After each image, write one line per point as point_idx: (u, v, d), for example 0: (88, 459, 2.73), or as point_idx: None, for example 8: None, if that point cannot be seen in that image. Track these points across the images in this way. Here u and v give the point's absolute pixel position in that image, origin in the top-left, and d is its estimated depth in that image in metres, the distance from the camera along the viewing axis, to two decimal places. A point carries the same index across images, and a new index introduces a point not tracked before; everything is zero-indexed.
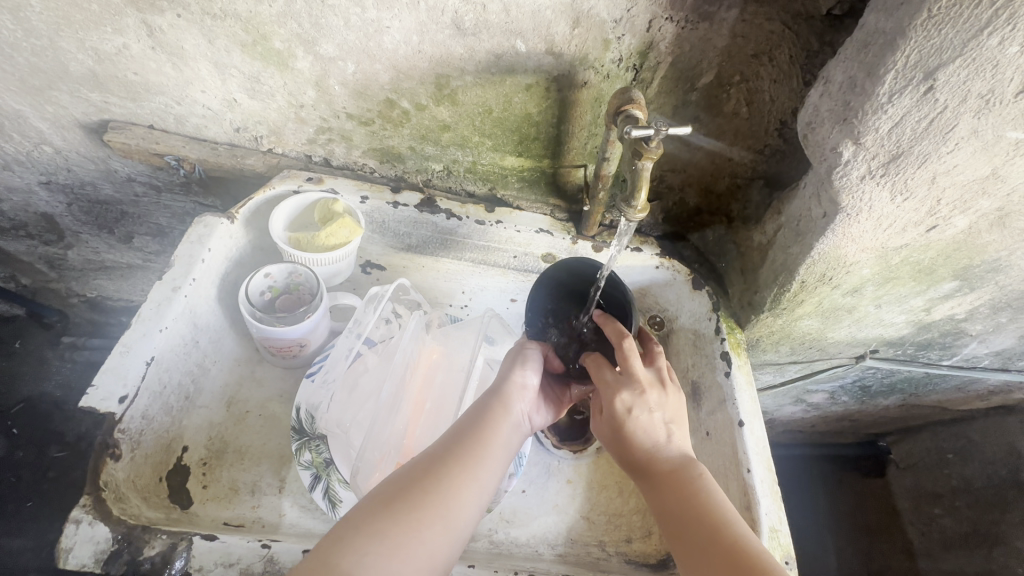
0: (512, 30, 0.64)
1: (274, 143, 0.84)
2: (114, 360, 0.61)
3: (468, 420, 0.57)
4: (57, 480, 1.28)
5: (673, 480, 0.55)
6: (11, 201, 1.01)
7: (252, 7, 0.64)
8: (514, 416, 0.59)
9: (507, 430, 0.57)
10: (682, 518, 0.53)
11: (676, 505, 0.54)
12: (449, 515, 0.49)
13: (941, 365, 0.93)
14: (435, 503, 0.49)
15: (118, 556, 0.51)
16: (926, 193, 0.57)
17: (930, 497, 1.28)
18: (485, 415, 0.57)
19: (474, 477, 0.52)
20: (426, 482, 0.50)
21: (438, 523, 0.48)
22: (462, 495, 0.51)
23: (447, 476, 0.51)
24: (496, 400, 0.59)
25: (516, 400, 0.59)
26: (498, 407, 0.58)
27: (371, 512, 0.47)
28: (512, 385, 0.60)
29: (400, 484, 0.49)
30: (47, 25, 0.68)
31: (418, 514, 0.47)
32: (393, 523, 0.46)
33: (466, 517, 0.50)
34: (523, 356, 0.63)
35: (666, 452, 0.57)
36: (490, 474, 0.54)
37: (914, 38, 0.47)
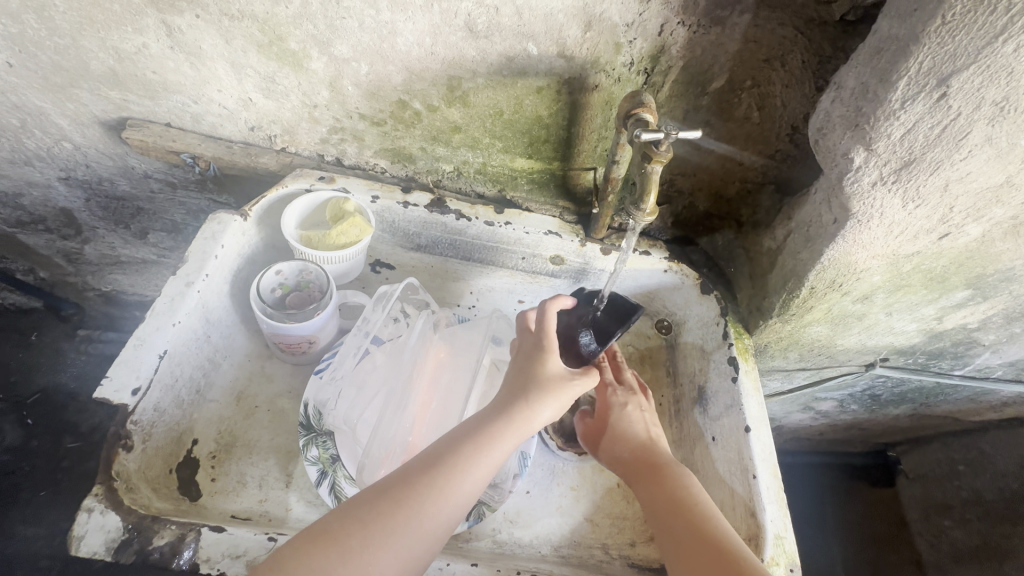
0: (524, 33, 0.65)
1: (288, 142, 0.85)
2: (128, 353, 0.62)
3: (455, 442, 0.54)
4: (70, 470, 1.31)
5: (662, 479, 0.62)
6: (32, 195, 1.04)
7: (268, 9, 0.65)
8: (506, 441, 0.56)
9: (495, 458, 0.55)
10: (668, 509, 0.58)
11: (667, 501, 0.59)
12: (406, 549, 0.48)
13: (952, 375, 0.92)
14: (392, 534, 0.48)
15: (128, 544, 0.52)
16: (938, 201, 0.56)
17: (939, 507, 1.27)
18: (475, 435, 0.55)
19: (445, 504, 0.51)
20: (386, 510, 0.49)
21: (391, 556, 0.47)
22: (426, 526, 0.50)
23: (413, 505, 0.49)
24: (492, 426, 0.56)
25: (512, 426, 0.56)
26: (494, 430, 0.55)
27: (323, 538, 0.46)
28: (514, 410, 0.57)
29: (362, 510, 0.49)
30: (70, 24, 0.69)
31: (371, 547, 0.47)
32: (342, 557, 0.46)
33: (427, 546, 0.50)
34: (547, 379, 0.60)
35: (656, 448, 0.66)
36: (462, 502, 0.52)
37: (928, 44, 0.47)
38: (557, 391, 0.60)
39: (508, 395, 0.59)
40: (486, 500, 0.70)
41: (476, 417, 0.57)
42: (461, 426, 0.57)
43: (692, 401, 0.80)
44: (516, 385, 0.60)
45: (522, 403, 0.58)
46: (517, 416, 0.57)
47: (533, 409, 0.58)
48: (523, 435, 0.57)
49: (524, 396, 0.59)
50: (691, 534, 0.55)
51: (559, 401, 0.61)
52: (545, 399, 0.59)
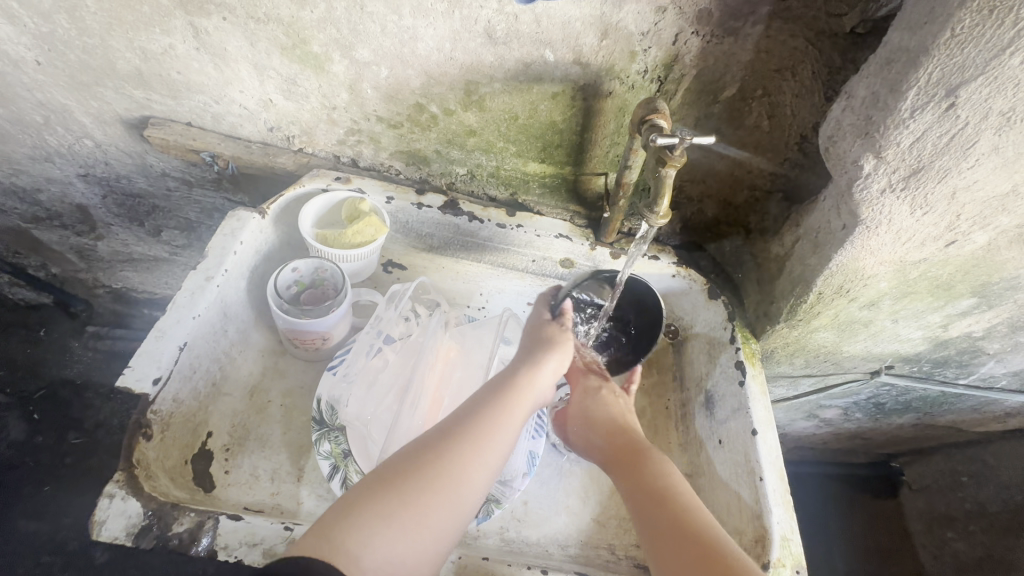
0: (542, 40, 0.67)
1: (305, 143, 0.87)
2: (149, 344, 0.63)
3: (485, 397, 0.59)
4: (74, 466, 1.32)
5: (637, 463, 0.62)
6: (49, 191, 1.05)
7: (294, 13, 0.67)
8: (531, 394, 0.61)
9: (525, 409, 0.60)
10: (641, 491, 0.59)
11: (644, 483, 0.59)
12: (455, 495, 0.51)
13: (957, 384, 0.93)
14: (442, 480, 0.51)
15: (148, 530, 0.53)
16: (946, 208, 0.58)
17: (943, 519, 1.28)
18: (502, 395, 0.59)
19: (483, 458, 0.54)
20: (432, 459, 0.52)
21: (445, 501, 0.51)
22: (469, 474, 0.53)
23: (456, 454, 0.53)
24: (518, 379, 0.61)
25: (535, 377, 0.62)
26: (516, 389, 0.60)
27: (374, 489, 0.49)
28: (536, 365, 0.63)
29: (407, 463, 0.52)
30: (99, 24, 0.71)
31: (425, 493, 0.50)
32: (397, 504, 0.48)
33: (474, 491, 0.53)
34: (553, 339, 0.67)
35: (627, 429, 0.67)
36: (501, 454, 0.56)
37: (937, 56, 0.49)
38: (565, 350, 0.66)
39: (520, 357, 0.65)
40: (494, 496, 0.71)
41: (498, 376, 0.62)
42: (487, 384, 0.61)
43: (699, 404, 0.81)
44: (529, 348, 0.66)
45: (541, 360, 0.64)
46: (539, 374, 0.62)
47: (547, 365, 0.64)
48: (541, 390, 0.63)
49: (537, 354, 0.65)
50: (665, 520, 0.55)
51: (569, 358, 0.67)
52: (553, 354, 0.65)
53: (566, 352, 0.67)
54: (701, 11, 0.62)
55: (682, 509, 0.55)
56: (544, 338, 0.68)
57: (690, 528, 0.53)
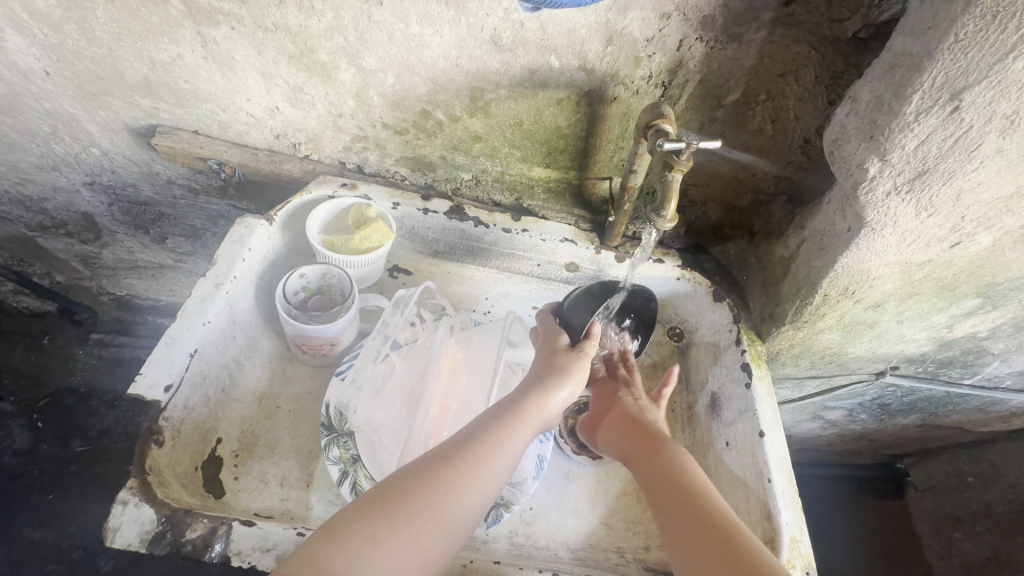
0: (547, 47, 0.67)
1: (311, 149, 0.88)
2: (160, 351, 0.63)
3: (486, 423, 0.58)
4: (78, 474, 1.32)
5: (657, 457, 0.61)
6: (56, 200, 1.06)
7: (302, 21, 0.68)
8: (534, 423, 0.60)
9: (524, 438, 0.59)
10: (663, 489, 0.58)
11: (662, 477, 0.59)
12: (446, 522, 0.51)
13: (962, 384, 0.93)
14: (435, 507, 0.51)
15: (162, 536, 0.53)
16: (950, 210, 0.58)
17: (950, 520, 1.28)
18: (503, 422, 0.58)
19: (477, 486, 0.54)
20: (427, 483, 0.52)
21: (436, 528, 0.51)
22: (462, 500, 0.53)
23: (451, 481, 0.53)
24: (523, 407, 0.60)
25: (541, 406, 0.61)
26: (519, 418, 0.59)
27: (367, 512, 0.50)
28: (542, 393, 0.62)
29: (401, 486, 0.52)
30: (109, 34, 0.72)
31: (417, 519, 0.50)
32: (387, 528, 0.49)
33: (467, 518, 0.53)
34: (573, 368, 0.64)
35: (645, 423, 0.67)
36: (495, 482, 0.56)
37: (941, 60, 0.49)
38: (580, 379, 0.64)
39: (528, 382, 0.64)
40: (503, 499, 0.71)
41: (502, 400, 0.62)
42: (491, 410, 0.60)
43: (705, 407, 0.82)
44: (539, 373, 0.65)
45: (551, 388, 0.62)
46: (545, 404, 0.61)
47: (557, 392, 0.62)
48: (545, 420, 0.62)
49: (546, 382, 0.63)
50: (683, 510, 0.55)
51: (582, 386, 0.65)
52: (566, 385, 0.63)
53: (582, 382, 0.65)
54: (705, 17, 0.63)
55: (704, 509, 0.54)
56: (560, 361, 0.65)
57: (714, 528, 0.52)
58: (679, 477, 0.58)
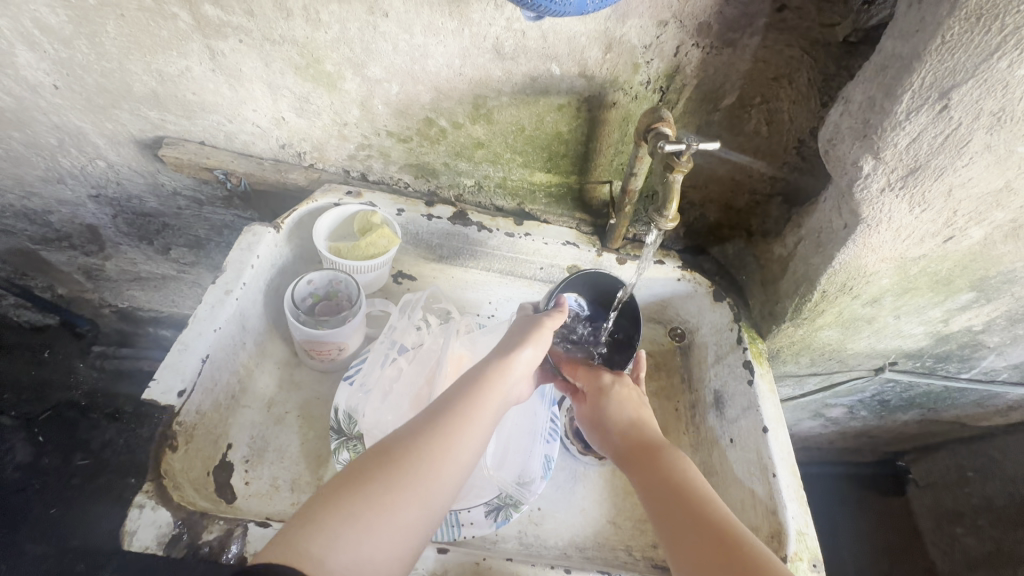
0: (548, 55, 0.69)
1: (316, 158, 0.89)
2: (173, 357, 0.64)
3: (455, 392, 0.58)
4: (80, 487, 1.31)
5: (656, 464, 0.60)
6: (60, 212, 1.07)
7: (309, 33, 0.70)
8: (502, 389, 0.60)
9: (494, 406, 0.59)
10: (660, 498, 0.57)
11: (662, 484, 0.58)
12: (425, 491, 0.51)
13: (959, 378, 0.95)
14: (410, 479, 0.50)
15: (179, 539, 0.54)
16: (943, 205, 0.60)
17: (951, 515, 1.29)
18: (470, 388, 0.58)
19: (452, 452, 0.53)
20: (399, 456, 0.52)
21: (414, 499, 0.50)
22: (438, 470, 0.52)
23: (424, 453, 0.52)
24: (488, 373, 0.60)
25: (510, 371, 0.61)
26: (486, 381, 0.59)
27: (340, 493, 0.49)
28: (505, 360, 0.61)
29: (375, 463, 0.51)
30: (119, 49, 0.74)
31: (393, 492, 0.49)
32: (364, 505, 0.48)
33: (445, 489, 0.52)
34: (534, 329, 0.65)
35: (642, 428, 0.65)
36: (470, 452, 0.55)
37: (930, 61, 0.51)
38: (542, 339, 0.64)
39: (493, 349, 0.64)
40: (512, 499, 0.71)
41: (468, 371, 0.61)
42: (460, 379, 0.60)
43: (708, 405, 0.83)
44: (505, 342, 0.64)
45: (519, 353, 0.62)
46: (509, 364, 0.61)
47: (524, 356, 0.62)
48: (515, 381, 0.62)
49: (510, 346, 0.63)
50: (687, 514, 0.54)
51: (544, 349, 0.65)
52: (531, 346, 0.63)
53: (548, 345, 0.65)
54: (701, 24, 0.65)
55: (707, 519, 0.53)
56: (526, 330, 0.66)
57: (716, 535, 0.51)
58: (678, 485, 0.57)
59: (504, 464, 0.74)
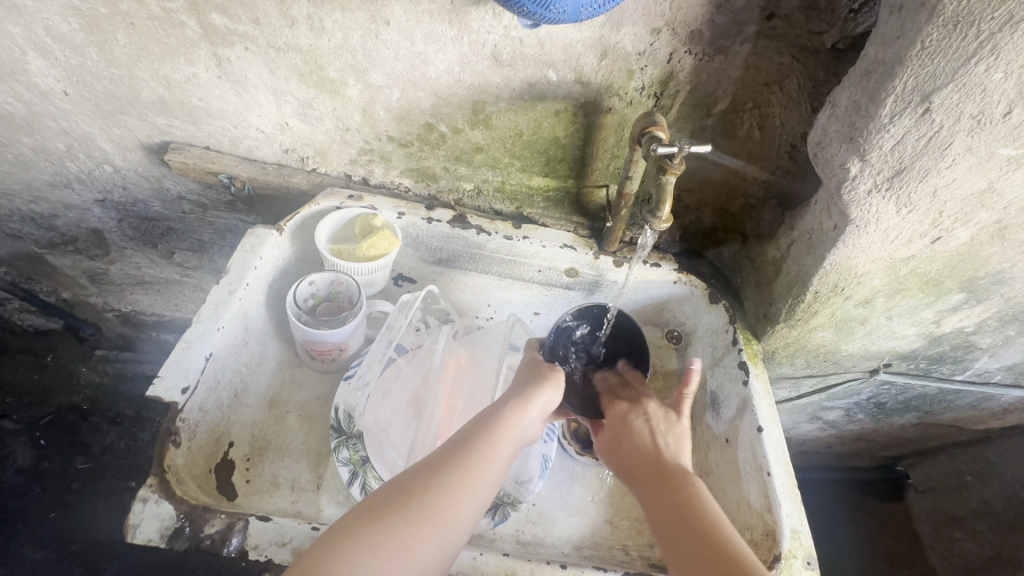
0: (545, 62, 0.71)
1: (319, 163, 0.91)
2: (178, 355, 0.66)
3: (475, 427, 0.58)
4: (80, 491, 1.32)
5: (672, 497, 0.57)
6: (67, 217, 1.09)
7: (313, 41, 0.72)
8: (520, 425, 0.60)
9: (513, 441, 0.59)
10: (676, 535, 0.54)
11: (675, 517, 0.55)
12: (444, 526, 0.51)
13: (954, 380, 0.96)
14: (430, 512, 0.51)
15: (181, 532, 0.55)
16: (929, 206, 0.62)
17: (949, 520, 1.29)
18: (489, 423, 0.59)
19: (471, 488, 0.54)
20: (419, 487, 0.52)
21: (433, 534, 0.50)
22: (457, 506, 0.52)
23: (444, 488, 0.53)
24: (507, 409, 0.60)
25: (529, 406, 0.61)
26: (507, 418, 0.59)
27: (362, 521, 0.50)
28: (524, 397, 0.62)
29: (396, 494, 0.52)
30: (128, 56, 0.76)
31: (412, 525, 0.50)
32: (384, 534, 0.49)
33: (465, 522, 0.53)
34: (550, 372, 0.66)
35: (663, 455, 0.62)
36: (490, 488, 0.56)
37: (911, 66, 0.53)
38: (557, 381, 0.65)
39: (512, 386, 0.65)
40: (509, 497, 0.72)
41: (487, 407, 0.62)
42: (480, 414, 0.61)
43: (705, 406, 0.84)
44: (524, 379, 0.65)
45: (537, 391, 0.63)
46: (530, 403, 0.61)
47: (540, 395, 0.63)
48: (534, 419, 0.62)
49: (531, 386, 0.64)
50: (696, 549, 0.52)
51: (561, 391, 0.66)
52: (549, 387, 0.64)
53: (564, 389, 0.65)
54: (692, 32, 0.67)
55: (719, 553, 0.51)
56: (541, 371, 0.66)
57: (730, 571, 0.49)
58: (692, 518, 0.54)
59: None
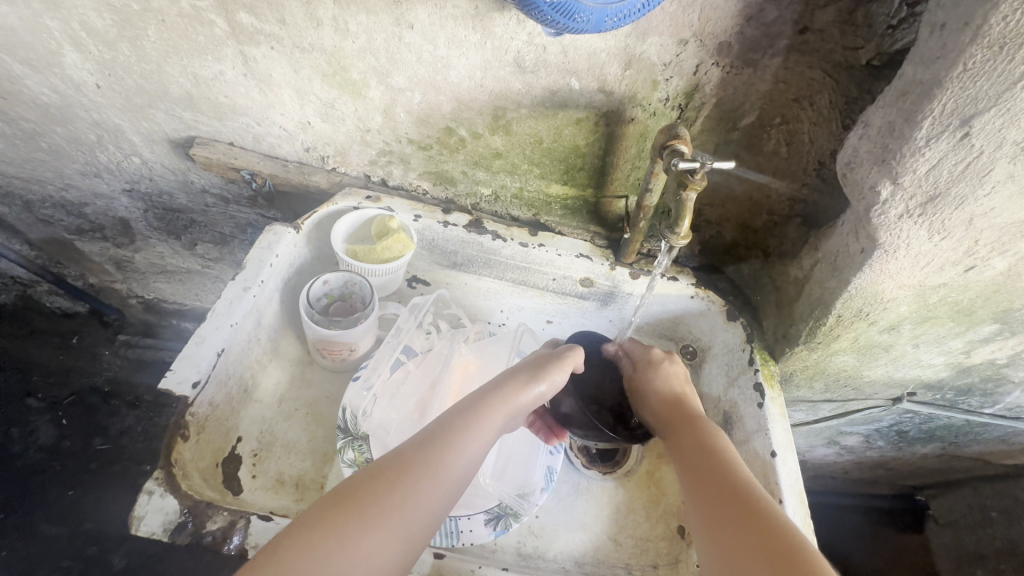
0: (567, 70, 0.70)
1: (338, 162, 0.91)
2: (190, 349, 0.66)
3: (448, 424, 0.57)
4: (96, 472, 1.35)
5: (689, 426, 0.64)
6: (95, 205, 1.12)
7: (337, 42, 0.72)
8: (492, 427, 0.58)
9: (484, 441, 0.57)
10: (692, 456, 0.60)
11: (690, 445, 0.61)
12: (403, 530, 0.49)
13: (982, 413, 0.92)
14: (388, 518, 0.49)
15: (184, 526, 0.55)
16: (964, 233, 0.59)
17: (972, 557, 1.25)
18: (461, 424, 0.57)
19: (434, 491, 0.52)
20: (378, 491, 0.50)
21: (392, 538, 0.48)
22: (419, 508, 0.51)
23: (407, 489, 0.51)
24: (481, 408, 0.59)
25: (507, 402, 0.60)
26: (480, 417, 0.58)
27: (317, 526, 0.47)
28: (502, 396, 0.60)
29: (355, 496, 0.49)
30: (158, 52, 0.77)
31: (369, 530, 0.47)
32: (338, 542, 0.46)
33: (425, 525, 0.51)
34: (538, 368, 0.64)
35: (685, 401, 0.68)
36: (454, 489, 0.54)
37: (951, 87, 0.51)
38: (553, 377, 0.64)
39: (492, 383, 0.63)
40: (512, 509, 0.71)
41: (461, 403, 0.60)
42: (453, 408, 0.60)
43: (717, 425, 0.82)
44: (506, 374, 0.64)
45: (518, 387, 0.62)
46: (507, 403, 0.60)
47: (522, 391, 0.61)
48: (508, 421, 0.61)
49: (509, 386, 0.62)
50: (710, 469, 0.57)
51: (552, 390, 0.65)
52: (533, 386, 0.62)
53: (552, 385, 0.64)
54: (721, 44, 0.65)
55: (730, 475, 0.56)
56: (525, 367, 0.65)
57: (734, 491, 0.54)
58: (703, 444, 0.61)
59: (505, 475, 0.74)
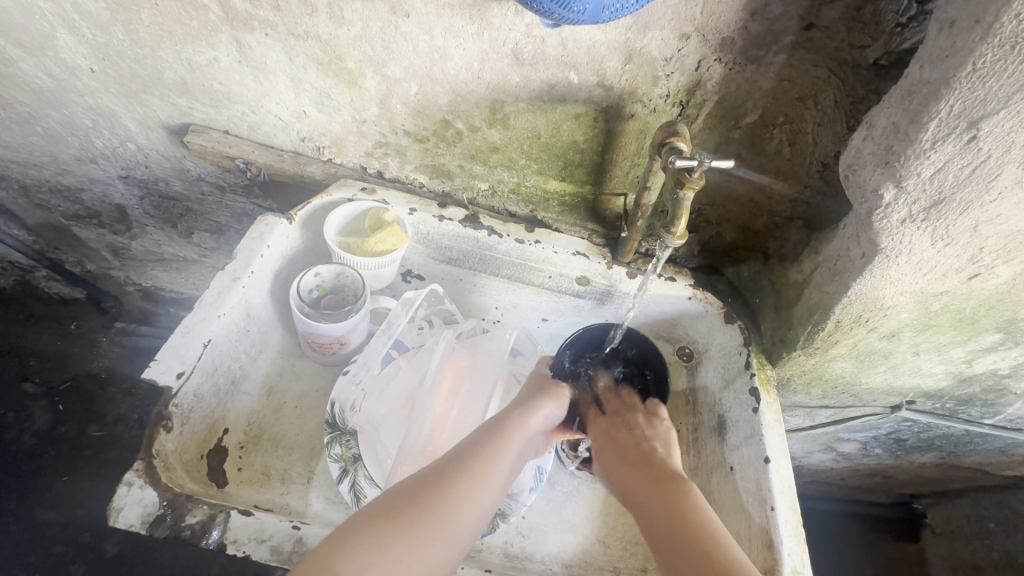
0: (567, 63, 0.69)
1: (334, 153, 0.90)
2: (176, 339, 0.65)
3: (486, 432, 0.58)
4: (90, 459, 1.35)
5: (664, 493, 0.57)
6: (91, 191, 1.11)
7: (332, 30, 0.71)
8: (525, 434, 0.60)
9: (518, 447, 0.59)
10: (665, 536, 0.53)
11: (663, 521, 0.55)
12: (452, 529, 0.50)
13: (982, 423, 0.90)
14: (438, 517, 0.49)
15: (162, 519, 0.55)
16: (969, 240, 0.57)
17: (968, 568, 1.23)
18: (495, 432, 0.58)
19: (479, 492, 0.53)
20: (428, 490, 0.51)
21: (443, 537, 0.49)
22: (464, 511, 0.51)
23: (454, 489, 0.52)
24: (516, 416, 0.60)
25: (536, 411, 0.62)
26: (515, 424, 0.60)
27: (372, 521, 0.48)
28: (529, 408, 0.62)
29: (404, 495, 0.50)
30: (152, 36, 0.76)
31: (422, 528, 0.48)
32: (393, 535, 0.47)
33: (472, 525, 0.52)
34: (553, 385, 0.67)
35: (656, 461, 0.63)
36: (497, 493, 0.55)
37: (959, 88, 0.49)
38: (557, 398, 0.66)
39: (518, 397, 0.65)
40: (500, 509, 0.71)
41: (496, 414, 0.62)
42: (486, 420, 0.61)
43: (711, 429, 0.81)
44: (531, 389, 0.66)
45: (545, 400, 0.64)
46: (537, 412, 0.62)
47: (548, 405, 0.64)
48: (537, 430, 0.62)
49: (535, 399, 0.64)
50: (689, 546, 0.51)
51: (564, 410, 0.67)
52: (552, 402, 0.65)
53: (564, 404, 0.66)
54: (724, 39, 0.64)
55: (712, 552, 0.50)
56: (541, 385, 0.68)
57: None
58: (677, 516, 0.54)
59: None
